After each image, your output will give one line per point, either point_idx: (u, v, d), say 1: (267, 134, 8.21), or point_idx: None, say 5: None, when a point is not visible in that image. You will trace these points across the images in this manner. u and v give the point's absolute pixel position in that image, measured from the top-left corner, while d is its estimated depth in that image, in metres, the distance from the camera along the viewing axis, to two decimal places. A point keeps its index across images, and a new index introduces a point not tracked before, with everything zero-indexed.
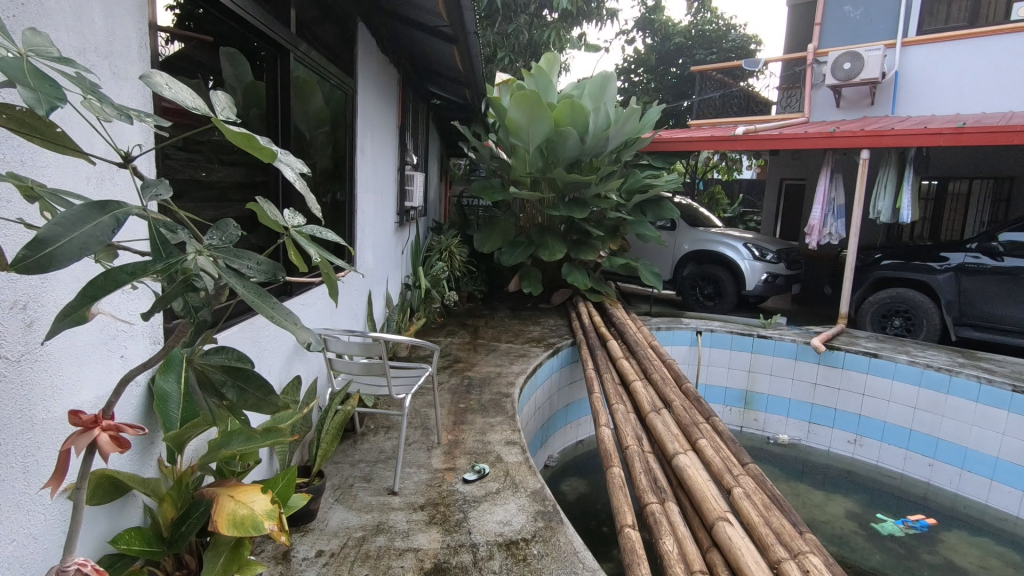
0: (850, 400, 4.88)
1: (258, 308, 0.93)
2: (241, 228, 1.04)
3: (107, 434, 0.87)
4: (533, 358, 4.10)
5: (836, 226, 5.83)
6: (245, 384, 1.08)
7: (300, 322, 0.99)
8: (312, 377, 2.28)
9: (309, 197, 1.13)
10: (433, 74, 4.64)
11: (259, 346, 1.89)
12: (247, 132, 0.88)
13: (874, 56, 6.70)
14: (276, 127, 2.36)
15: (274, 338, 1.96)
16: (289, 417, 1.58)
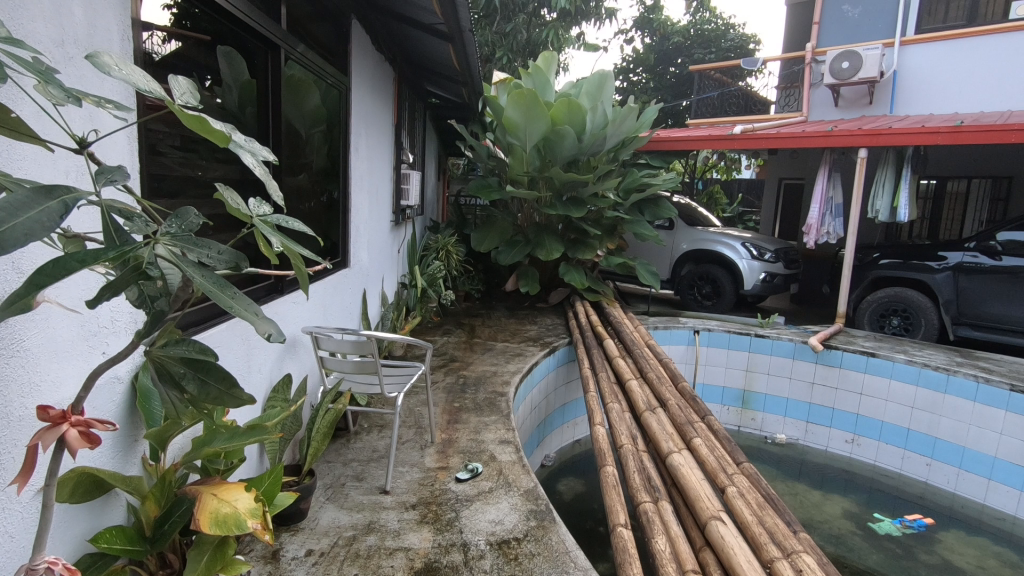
0: (848, 400, 4.87)
1: (217, 299, 0.91)
2: (201, 216, 1.00)
3: (77, 430, 0.85)
4: (529, 357, 4.09)
5: (834, 225, 5.81)
6: (206, 376, 1.04)
7: (260, 314, 0.98)
8: (303, 375, 2.26)
9: (271, 184, 1.11)
10: (430, 72, 4.63)
11: (248, 343, 1.87)
12: (198, 115, 0.85)
13: (872, 56, 6.70)
14: (268, 122, 2.31)
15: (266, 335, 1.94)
16: (278, 416, 1.57)
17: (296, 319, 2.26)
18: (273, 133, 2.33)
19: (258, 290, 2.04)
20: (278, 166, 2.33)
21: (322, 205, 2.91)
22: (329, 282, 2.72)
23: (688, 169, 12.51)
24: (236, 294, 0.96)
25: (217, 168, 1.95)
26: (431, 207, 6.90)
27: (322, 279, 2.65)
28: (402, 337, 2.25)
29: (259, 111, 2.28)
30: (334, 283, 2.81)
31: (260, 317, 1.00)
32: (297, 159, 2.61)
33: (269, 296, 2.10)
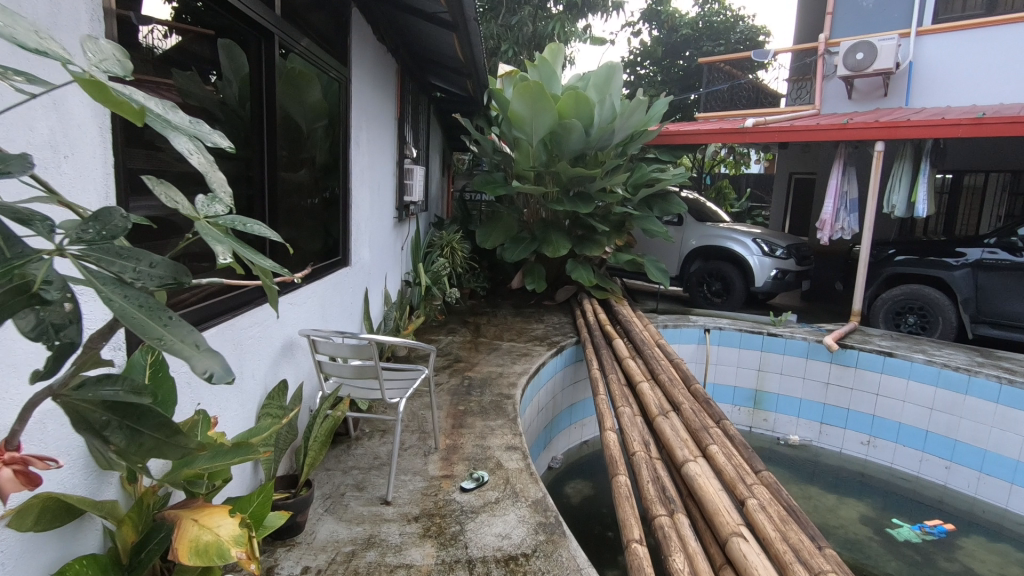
0: (864, 401, 4.74)
1: (136, 327, 0.68)
2: (128, 219, 0.77)
3: (12, 469, 0.79)
4: (536, 357, 3.98)
5: (849, 220, 5.65)
6: (138, 425, 0.85)
7: (202, 345, 0.74)
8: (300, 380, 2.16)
9: (213, 177, 0.91)
10: (435, 65, 4.52)
11: (240, 349, 1.77)
12: (95, 81, 0.61)
13: (888, 46, 6.53)
14: (263, 115, 2.11)
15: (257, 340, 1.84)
16: (268, 430, 1.47)
17: (294, 321, 2.16)
18: (271, 128, 2.15)
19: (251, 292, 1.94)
20: (273, 163, 2.16)
21: (324, 201, 2.80)
22: (328, 281, 2.62)
23: (697, 164, 12.32)
24: (174, 318, 0.74)
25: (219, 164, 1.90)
26: (436, 203, 6.80)
27: (321, 279, 2.55)
28: (408, 340, 2.16)
29: (255, 104, 2.09)
30: (334, 281, 2.71)
31: (205, 351, 0.74)
32: (298, 155, 2.50)
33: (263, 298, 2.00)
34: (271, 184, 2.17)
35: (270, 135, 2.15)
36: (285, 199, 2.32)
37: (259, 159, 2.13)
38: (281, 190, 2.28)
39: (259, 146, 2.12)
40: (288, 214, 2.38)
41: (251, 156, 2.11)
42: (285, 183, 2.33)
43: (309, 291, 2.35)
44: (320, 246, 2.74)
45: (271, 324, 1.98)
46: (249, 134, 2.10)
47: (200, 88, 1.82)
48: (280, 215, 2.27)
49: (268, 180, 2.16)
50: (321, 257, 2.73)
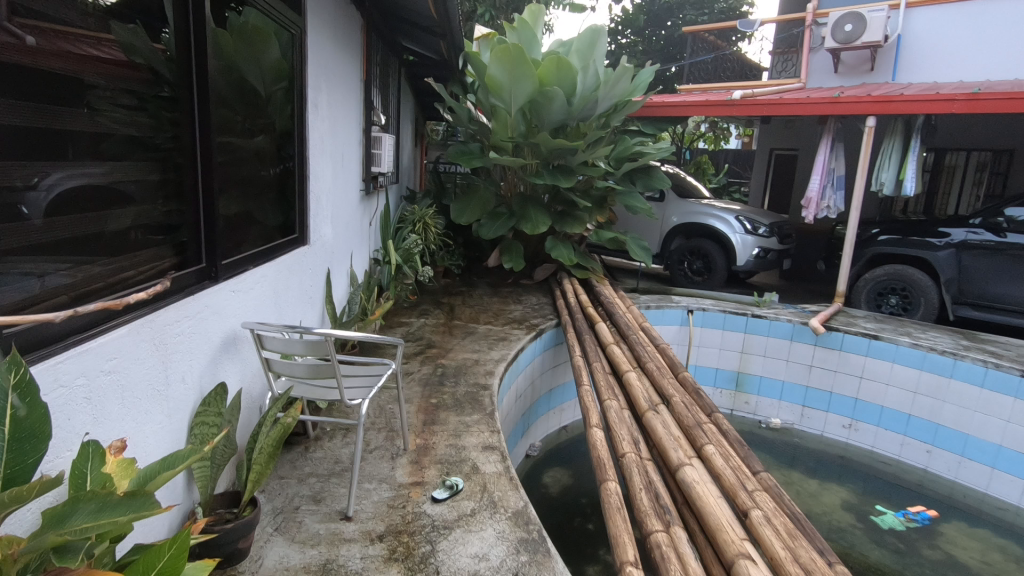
0: (847, 384, 4.65)
1: None
2: None
3: None
4: (515, 342, 3.73)
5: (835, 198, 5.48)
6: None
7: None
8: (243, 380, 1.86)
9: None
10: (406, 23, 4.14)
11: (165, 351, 1.47)
12: None
13: (877, 18, 6.33)
14: (193, 66, 1.66)
15: (185, 339, 1.55)
16: (184, 459, 1.12)
17: (237, 312, 1.86)
18: (206, 84, 1.70)
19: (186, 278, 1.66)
20: (208, 126, 1.71)
21: (280, 170, 2.46)
22: (282, 262, 2.31)
23: (676, 138, 12.07)
24: None
25: (170, 131, 1.62)
26: (407, 175, 6.43)
27: (273, 260, 2.24)
28: (374, 335, 1.89)
29: (181, 54, 1.62)
30: (289, 263, 2.40)
31: None
32: (254, 122, 2.17)
33: (198, 287, 1.69)
34: (206, 152, 1.72)
35: (205, 92, 1.70)
36: (233, 172, 1.99)
37: (190, 121, 1.68)
38: (228, 156, 1.93)
39: (189, 103, 1.67)
40: (234, 186, 1.98)
41: (184, 119, 1.66)
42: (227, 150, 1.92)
43: (256, 275, 2.04)
44: (275, 220, 2.41)
45: (207, 316, 1.68)
46: (177, 93, 1.63)
47: (148, 46, 1.51)
48: (225, 187, 1.90)
49: (203, 147, 1.72)
50: (275, 234, 2.40)
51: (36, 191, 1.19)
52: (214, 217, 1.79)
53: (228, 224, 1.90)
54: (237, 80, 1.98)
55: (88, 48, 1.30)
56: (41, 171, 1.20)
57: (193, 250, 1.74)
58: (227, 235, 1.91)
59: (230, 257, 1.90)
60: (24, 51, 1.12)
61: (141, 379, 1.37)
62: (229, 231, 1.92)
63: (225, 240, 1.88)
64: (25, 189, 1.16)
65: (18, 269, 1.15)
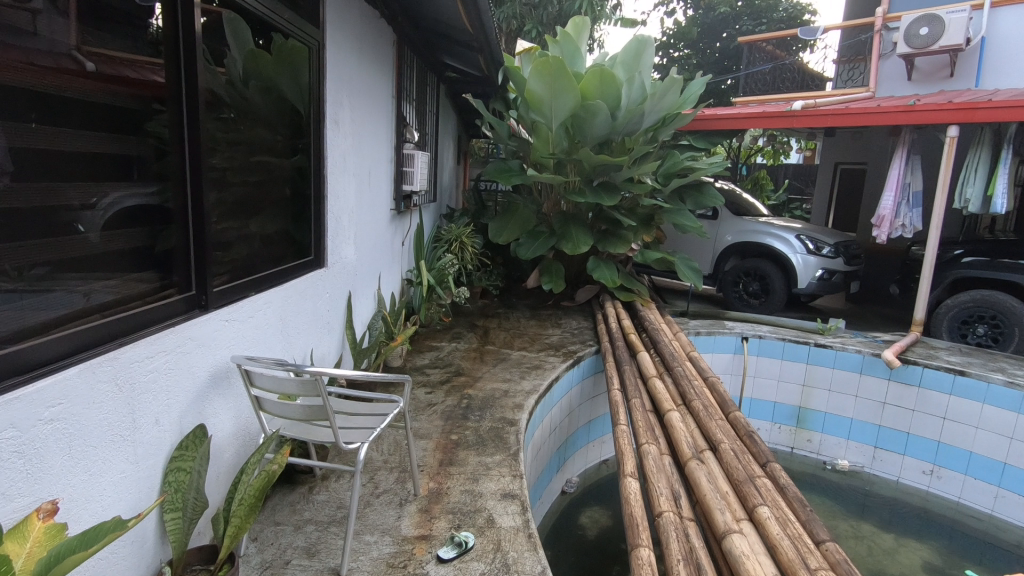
0: (928, 425, 4.13)
1: None
2: None
3: None
4: (549, 371, 3.47)
5: (911, 216, 4.96)
6: None
7: None
8: (228, 420, 1.70)
9: None
10: (443, 38, 4.04)
11: (136, 389, 1.33)
12: None
13: (958, 19, 5.78)
14: (182, 82, 1.53)
15: (169, 371, 1.44)
16: (102, 537, 0.97)
17: (229, 343, 1.71)
18: (196, 102, 1.55)
19: (176, 305, 1.54)
20: (197, 143, 1.57)
21: (292, 188, 2.33)
22: (291, 287, 2.18)
23: (732, 153, 11.55)
24: None
25: (224, 151, 1.77)
26: (448, 193, 6.33)
27: (280, 286, 2.10)
28: (379, 375, 1.70)
29: (167, 65, 1.49)
30: (300, 288, 2.26)
31: None
32: (264, 141, 2.07)
33: (186, 316, 1.56)
34: (196, 171, 1.58)
35: (194, 112, 1.55)
36: (239, 192, 1.89)
37: (178, 141, 1.54)
38: (226, 174, 1.79)
39: (176, 117, 1.53)
40: (231, 205, 1.83)
41: (168, 135, 1.52)
42: (226, 166, 1.79)
43: (258, 301, 1.90)
44: (286, 240, 2.28)
45: (191, 349, 1.54)
46: (161, 110, 1.49)
47: (209, 70, 1.67)
48: (220, 207, 1.75)
49: (194, 165, 1.58)
50: (286, 255, 2.27)
51: (93, 210, 1.32)
52: (204, 240, 1.63)
53: (221, 248, 1.76)
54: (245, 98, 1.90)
55: (152, 74, 1.45)
56: (100, 192, 1.34)
57: (182, 278, 1.60)
58: (223, 257, 1.77)
59: (225, 282, 1.77)
60: (83, 77, 1.26)
61: (173, 382, 1.46)
62: (224, 253, 1.78)
63: (220, 262, 1.76)
64: (82, 208, 1.29)
65: (67, 286, 1.24)
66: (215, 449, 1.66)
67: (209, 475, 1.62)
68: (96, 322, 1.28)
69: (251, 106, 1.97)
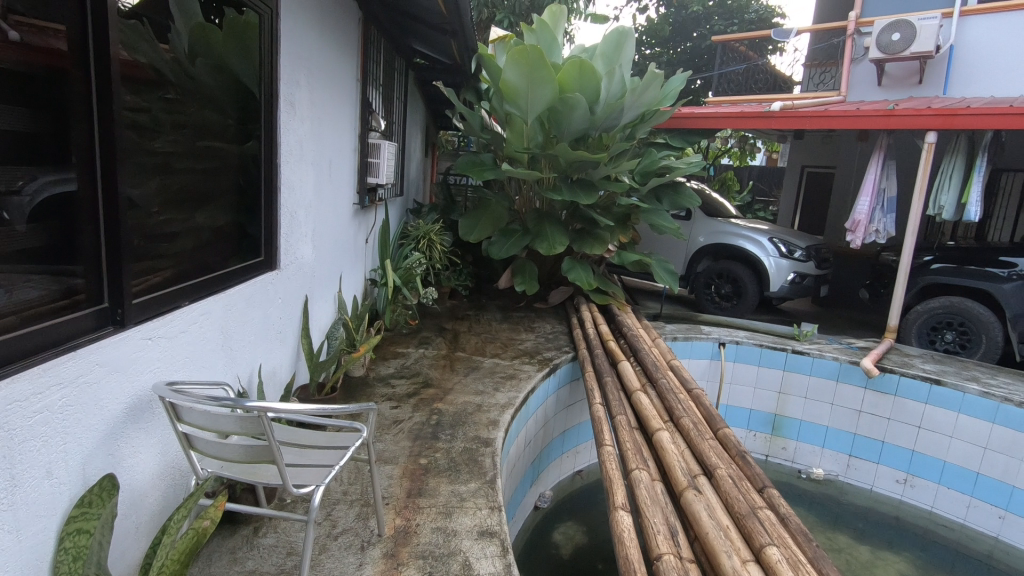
0: (902, 433, 4.08)
1: None
2: None
3: None
4: (525, 381, 3.23)
5: (885, 221, 4.92)
6: None
7: None
8: (150, 457, 1.41)
9: None
10: (414, 21, 3.73)
11: (41, 421, 1.08)
12: None
13: (929, 26, 5.80)
14: (90, 47, 1.22)
15: (93, 394, 1.21)
16: None
17: (153, 366, 1.41)
18: (111, 73, 1.25)
19: (85, 320, 1.24)
20: (110, 123, 1.26)
21: (241, 177, 2.02)
22: (236, 293, 1.87)
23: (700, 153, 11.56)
24: None
25: (170, 134, 1.56)
26: (415, 187, 6.02)
27: (222, 292, 1.79)
28: (339, 407, 1.43)
29: (76, 27, 1.19)
30: (247, 294, 1.95)
31: None
32: (206, 124, 1.77)
33: (97, 331, 1.27)
34: (108, 154, 1.28)
35: (107, 86, 1.25)
36: (174, 180, 1.60)
37: (87, 118, 1.24)
38: (158, 158, 1.50)
39: (86, 91, 1.23)
40: (160, 196, 1.53)
41: (71, 111, 1.21)
42: (161, 149, 1.52)
43: (193, 311, 1.60)
44: (231, 235, 1.98)
45: (99, 377, 1.23)
46: (65, 82, 1.19)
47: (153, 45, 1.45)
48: (144, 202, 1.44)
49: (105, 147, 1.27)
50: (230, 253, 1.95)
51: (19, 196, 1.13)
52: (118, 241, 1.32)
53: (147, 248, 1.47)
54: (182, 73, 1.61)
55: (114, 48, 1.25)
56: (30, 175, 1.14)
57: (91, 285, 1.29)
58: (146, 258, 1.47)
59: (156, 289, 1.48)
60: (8, 46, 1.06)
61: (92, 411, 1.21)
62: (150, 253, 1.48)
63: (157, 258, 1.51)
64: (6, 194, 1.10)
65: None
66: (130, 497, 1.35)
67: (113, 534, 1.30)
68: (11, 329, 1.06)
69: (200, 86, 1.72)
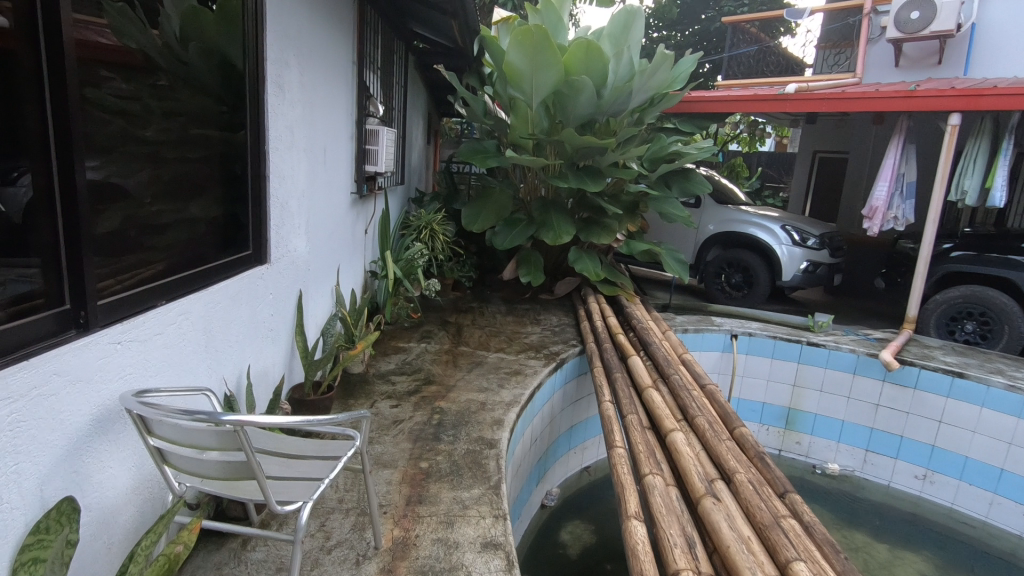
0: (922, 428, 3.94)
1: None
2: None
3: None
4: (531, 376, 3.10)
5: (904, 208, 4.73)
6: None
7: None
8: (120, 473, 1.29)
9: None
10: (412, 0, 3.56)
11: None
12: None
13: (950, 4, 5.56)
14: (40, 26, 1.07)
15: (52, 407, 1.09)
16: None
17: (123, 372, 1.28)
18: (64, 54, 1.11)
19: (48, 323, 1.12)
20: (68, 110, 1.13)
21: (225, 162, 1.87)
22: (220, 291, 1.74)
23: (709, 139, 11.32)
24: None
25: (160, 122, 1.51)
26: (417, 175, 5.88)
27: (203, 290, 1.66)
28: (329, 417, 1.30)
29: (22, 4, 1.05)
30: (232, 291, 1.81)
31: None
32: (187, 109, 1.63)
33: (64, 334, 1.16)
34: (65, 143, 1.14)
35: (61, 67, 1.10)
36: (149, 170, 1.47)
37: (39, 103, 1.10)
38: (123, 145, 1.35)
39: (35, 76, 1.09)
40: (122, 181, 1.36)
41: (19, 90, 1.07)
42: (128, 135, 1.37)
43: (170, 312, 1.47)
44: (214, 226, 1.84)
45: (60, 388, 1.11)
46: (14, 68, 1.06)
47: (142, 30, 1.41)
48: (107, 191, 1.30)
49: (60, 135, 1.13)
50: (212, 247, 1.82)
51: (17, 186, 1.09)
52: (80, 232, 1.19)
53: (117, 241, 1.35)
54: (157, 54, 1.48)
55: (95, 36, 1.24)
56: (13, 165, 1.08)
57: (51, 285, 1.16)
58: (118, 255, 1.35)
59: (132, 290, 1.36)
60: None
61: (51, 427, 1.09)
62: (124, 249, 1.38)
63: (150, 250, 1.49)
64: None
65: None
66: (99, 516, 1.24)
67: (74, 562, 1.17)
68: None
69: (191, 72, 1.64)
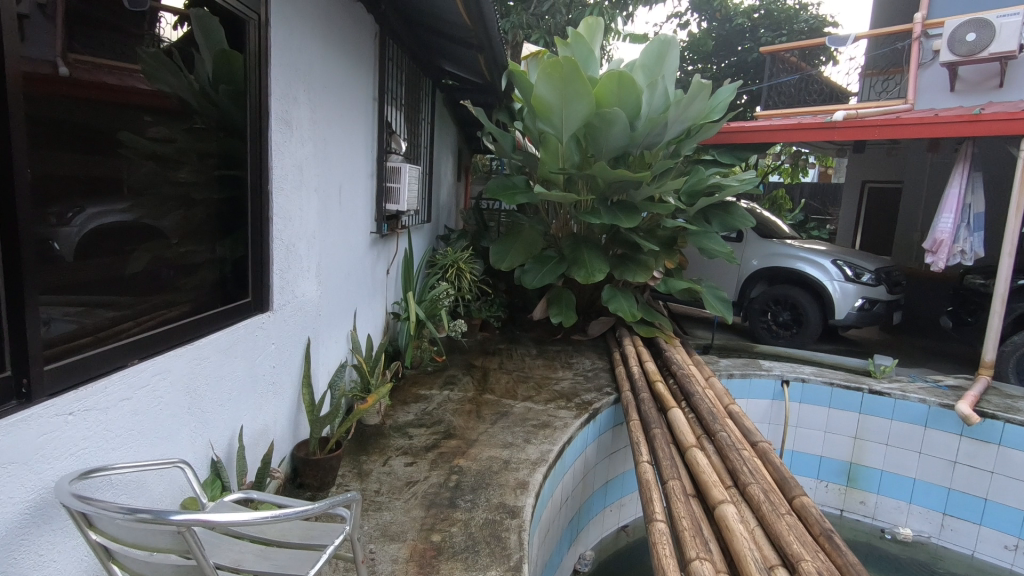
0: (1011, 490, 3.45)
1: None
2: None
3: None
4: (561, 430, 2.83)
5: (973, 241, 4.31)
6: None
7: None
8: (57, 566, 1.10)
9: None
10: (438, 36, 3.50)
11: None
12: None
13: (1010, 24, 5.20)
14: None
15: None
16: None
17: (75, 448, 1.11)
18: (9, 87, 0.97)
19: None
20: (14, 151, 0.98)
21: (220, 200, 1.73)
22: (211, 344, 1.58)
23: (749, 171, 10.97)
24: None
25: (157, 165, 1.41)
26: (446, 213, 5.78)
27: (190, 344, 1.49)
28: (314, 505, 1.08)
29: None
30: (225, 343, 1.65)
31: None
32: (181, 148, 1.51)
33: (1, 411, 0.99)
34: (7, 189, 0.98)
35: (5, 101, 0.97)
36: (132, 213, 1.34)
37: None
38: (125, 185, 1.28)
39: None
40: (87, 225, 1.20)
41: None
42: (131, 178, 1.30)
43: (142, 373, 1.30)
44: (209, 273, 1.70)
45: None
46: None
47: (165, 77, 1.41)
48: (70, 242, 1.15)
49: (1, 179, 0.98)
50: (204, 296, 1.66)
51: None
52: (25, 289, 1.02)
53: (84, 296, 1.20)
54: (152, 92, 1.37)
55: (135, 83, 1.30)
56: None
57: None
58: (84, 312, 1.20)
59: (99, 351, 1.20)
60: None
61: None
62: (92, 304, 1.23)
63: (129, 304, 1.34)
64: None
65: None
66: None
67: None
68: None
69: (189, 110, 1.53)
